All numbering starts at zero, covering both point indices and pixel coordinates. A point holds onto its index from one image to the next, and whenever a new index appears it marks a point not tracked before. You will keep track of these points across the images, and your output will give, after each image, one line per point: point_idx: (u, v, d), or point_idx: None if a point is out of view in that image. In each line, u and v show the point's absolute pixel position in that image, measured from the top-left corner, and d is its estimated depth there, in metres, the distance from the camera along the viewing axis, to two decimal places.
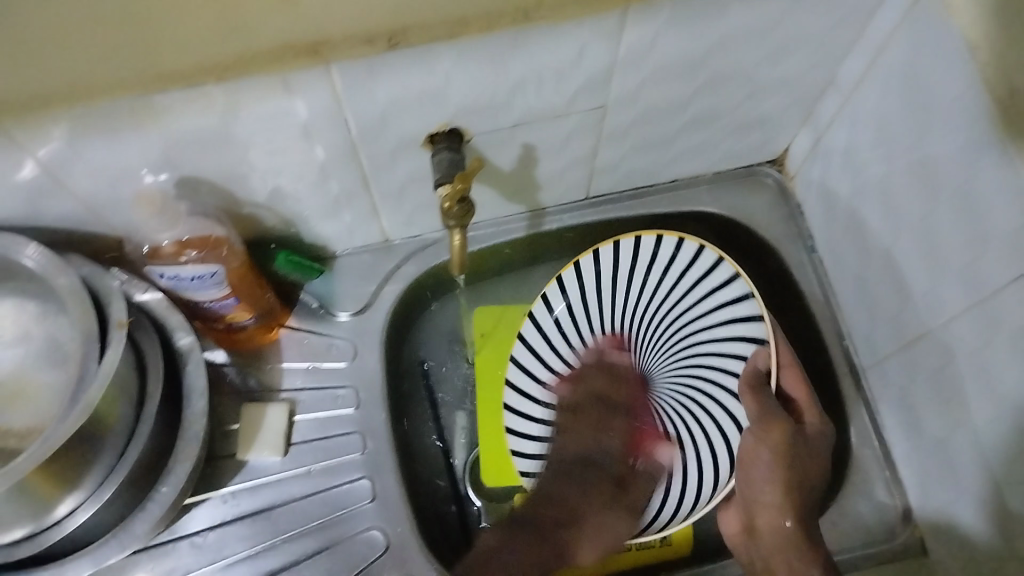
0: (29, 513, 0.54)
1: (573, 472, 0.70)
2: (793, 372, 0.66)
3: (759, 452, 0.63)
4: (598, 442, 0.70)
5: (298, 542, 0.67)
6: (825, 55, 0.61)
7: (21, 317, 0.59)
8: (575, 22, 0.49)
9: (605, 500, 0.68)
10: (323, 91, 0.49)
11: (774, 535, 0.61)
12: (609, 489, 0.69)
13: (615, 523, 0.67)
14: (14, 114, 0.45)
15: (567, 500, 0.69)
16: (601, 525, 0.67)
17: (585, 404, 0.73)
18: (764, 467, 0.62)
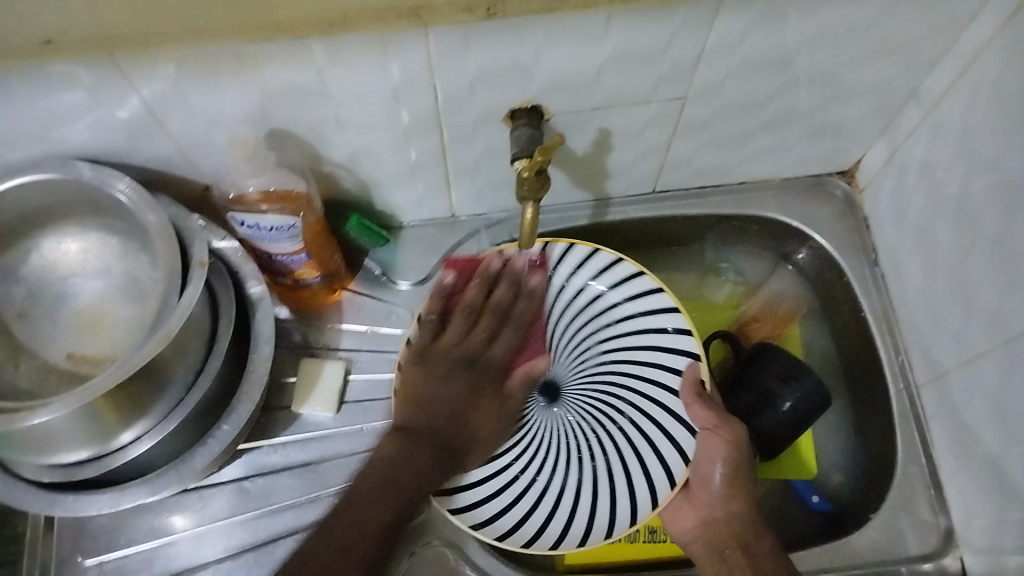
0: (96, 438, 0.56)
1: (449, 364, 0.67)
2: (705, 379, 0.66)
3: (715, 454, 0.63)
4: (483, 335, 0.69)
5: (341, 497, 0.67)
6: (910, 67, 0.62)
7: (104, 251, 0.61)
8: (670, 7, 0.50)
9: (487, 407, 0.68)
10: (419, 55, 0.51)
11: (729, 523, 0.64)
12: (493, 399, 0.69)
13: (489, 425, 0.67)
14: (129, 48, 0.47)
15: (444, 406, 0.66)
16: (480, 428, 0.67)
17: (462, 304, 0.69)
18: (717, 468, 0.63)
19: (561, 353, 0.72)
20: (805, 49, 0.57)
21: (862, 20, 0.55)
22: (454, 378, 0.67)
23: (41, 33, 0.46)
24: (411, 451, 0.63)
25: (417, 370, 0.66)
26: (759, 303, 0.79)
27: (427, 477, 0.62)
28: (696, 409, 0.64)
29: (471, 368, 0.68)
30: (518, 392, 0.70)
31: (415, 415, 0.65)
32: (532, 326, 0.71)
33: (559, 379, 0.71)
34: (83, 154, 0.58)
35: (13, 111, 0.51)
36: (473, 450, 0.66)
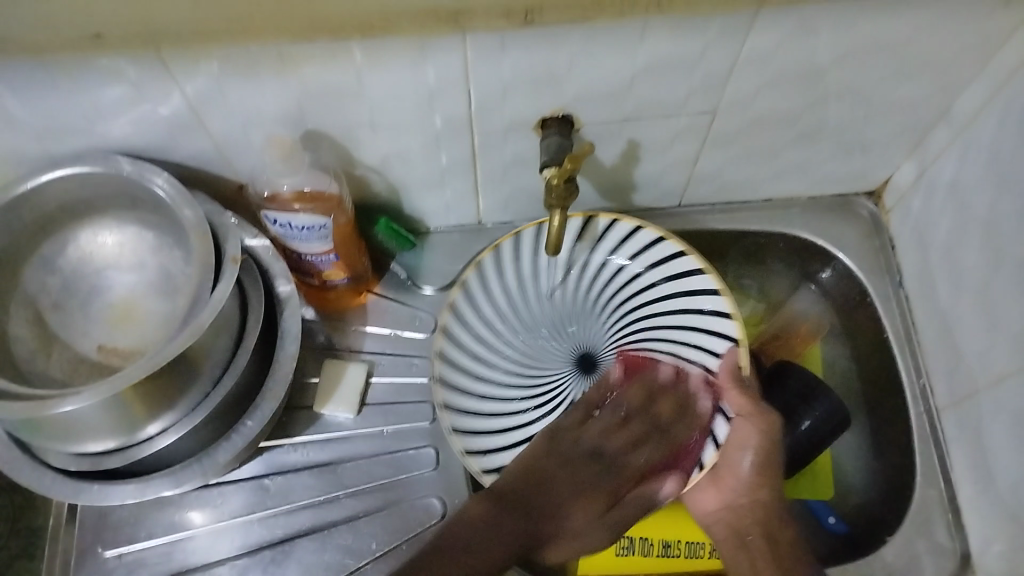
0: (123, 428, 0.57)
1: (575, 455, 0.66)
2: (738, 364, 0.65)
3: (747, 440, 0.64)
4: (610, 441, 0.66)
5: (358, 498, 0.68)
6: (940, 87, 0.62)
7: (139, 246, 0.62)
8: (705, 19, 0.51)
9: (588, 507, 0.65)
10: (456, 60, 0.52)
11: (752, 511, 0.65)
12: (601, 503, 0.65)
13: (591, 533, 0.64)
14: (175, 44, 0.48)
15: (559, 491, 0.65)
16: (578, 531, 0.65)
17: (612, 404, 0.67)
18: (747, 453, 0.64)
19: (597, 326, 0.72)
20: (837, 66, 0.57)
21: (895, 37, 0.55)
22: (568, 472, 0.65)
23: (90, 27, 0.47)
24: (500, 518, 0.63)
25: (546, 443, 0.66)
26: (779, 322, 0.80)
27: (484, 565, 0.61)
28: (733, 394, 0.64)
29: (600, 463, 0.66)
30: (631, 510, 0.64)
31: (519, 480, 0.64)
32: (691, 446, 0.64)
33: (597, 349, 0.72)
34: (123, 148, 0.59)
35: (59, 103, 0.52)
36: (564, 543, 0.65)
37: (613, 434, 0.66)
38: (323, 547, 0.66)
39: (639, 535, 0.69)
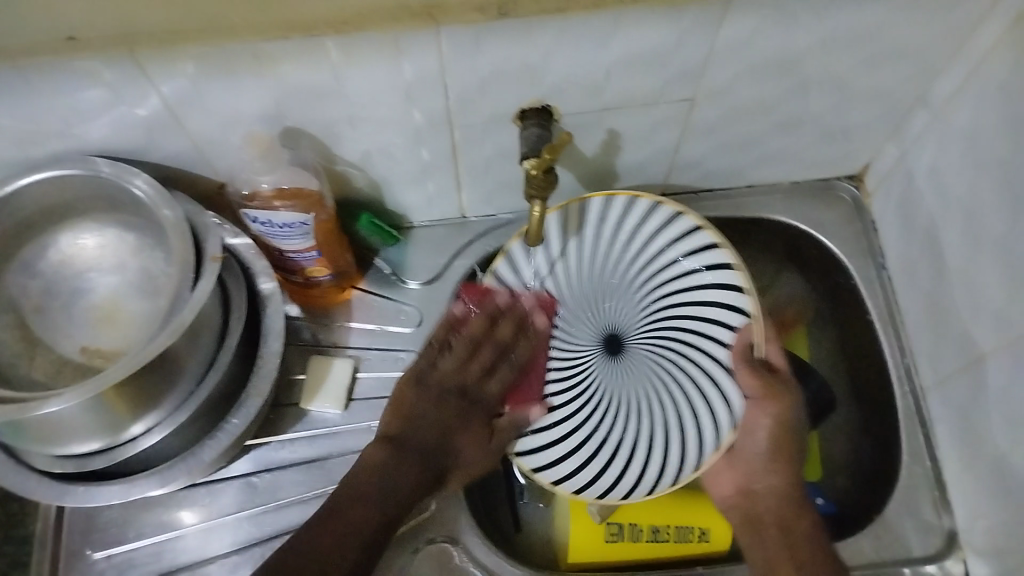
0: (107, 430, 0.57)
1: (440, 386, 0.64)
2: (778, 348, 0.67)
3: (760, 420, 0.65)
4: (488, 377, 0.66)
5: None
6: (916, 72, 0.62)
7: (119, 247, 0.62)
8: (680, 7, 0.51)
9: (477, 439, 0.65)
10: (432, 56, 0.52)
11: (767, 499, 0.64)
12: (480, 432, 0.66)
13: (478, 462, 0.65)
14: (149, 45, 0.48)
15: (428, 424, 0.63)
16: (470, 466, 0.65)
17: (471, 335, 0.67)
18: (759, 436, 0.65)
19: (629, 310, 0.73)
20: (813, 53, 0.58)
21: (870, 23, 0.55)
22: (431, 412, 0.64)
23: (65, 29, 0.48)
24: (386, 479, 0.64)
25: (412, 389, 0.64)
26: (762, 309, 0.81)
27: (367, 532, 0.59)
28: (743, 375, 0.65)
29: (463, 400, 0.65)
30: (502, 437, 0.66)
31: (403, 423, 0.63)
32: (533, 363, 0.70)
33: (624, 332, 0.73)
34: (101, 150, 0.59)
35: (34, 107, 0.52)
36: (457, 478, 0.65)
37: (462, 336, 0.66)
38: None
39: (628, 520, 0.69)
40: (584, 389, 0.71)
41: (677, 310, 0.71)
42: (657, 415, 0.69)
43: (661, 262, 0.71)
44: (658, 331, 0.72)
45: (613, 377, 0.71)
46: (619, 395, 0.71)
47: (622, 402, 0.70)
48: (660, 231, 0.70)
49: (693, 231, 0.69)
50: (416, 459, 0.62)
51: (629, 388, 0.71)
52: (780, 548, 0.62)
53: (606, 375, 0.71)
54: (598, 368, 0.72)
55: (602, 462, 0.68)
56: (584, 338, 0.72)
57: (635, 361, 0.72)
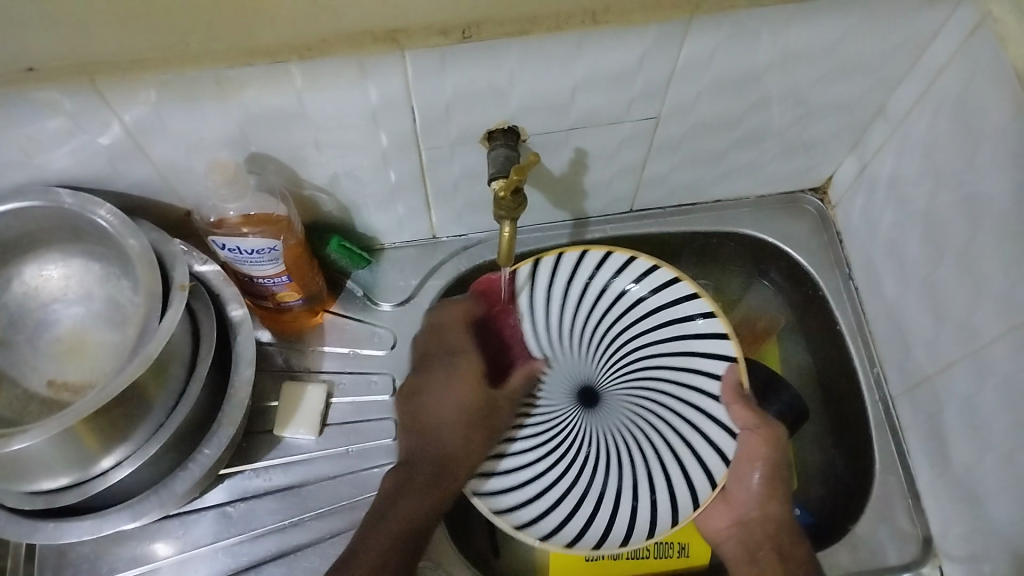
0: (77, 465, 0.56)
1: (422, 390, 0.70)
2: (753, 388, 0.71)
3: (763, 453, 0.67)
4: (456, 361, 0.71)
5: (321, 522, 0.67)
6: (875, 85, 0.63)
7: (85, 277, 0.61)
8: (641, 27, 0.51)
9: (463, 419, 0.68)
10: (397, 79, 0.52)
11: (763, 525, 0.66)
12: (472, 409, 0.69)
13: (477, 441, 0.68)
14: (111, 75, 0.48)
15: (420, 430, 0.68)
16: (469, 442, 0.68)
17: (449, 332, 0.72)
18: (756, 469, 0.67)
19: (597, 365, 0.74)
20: (774, 67, 0.58)
21: (828, 39, 0.56)
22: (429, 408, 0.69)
23: (21, 60, 0.47)
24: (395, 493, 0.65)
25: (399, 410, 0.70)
26: (737, 319, 0.80)
27: (421, 506, 0.65)
28: (736, 410, 0.68)
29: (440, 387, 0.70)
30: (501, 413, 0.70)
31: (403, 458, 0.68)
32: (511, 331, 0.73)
33: (597, 383, 0.73)
34: (64, 180, 0.58)
35: None
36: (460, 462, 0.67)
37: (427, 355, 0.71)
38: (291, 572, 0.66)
39: None
40: (559, 439, 0.70)
41: (648, 358, 0.72)
42: (638, 460, 0.69)
43: (631, 315, 0.73)
44: (631, 381, 0.73)
45: (593, 425, 0.71)
46: (596, 440, 0.70)
47: (600, 450, 0.70)
48: (628, 276, 0.72)
49: (671, 283, 0.71)
50: (443, 444, 0.67)
51: (611, 437, 0.70)
52: (777, 568, 0.64)
53: (585, 423, 0.71)
54: (574, 417, 0.71)
55: (589, 507, 0.68)
56: (564, 382, 0.73)
57: (610, 416, 0.71)
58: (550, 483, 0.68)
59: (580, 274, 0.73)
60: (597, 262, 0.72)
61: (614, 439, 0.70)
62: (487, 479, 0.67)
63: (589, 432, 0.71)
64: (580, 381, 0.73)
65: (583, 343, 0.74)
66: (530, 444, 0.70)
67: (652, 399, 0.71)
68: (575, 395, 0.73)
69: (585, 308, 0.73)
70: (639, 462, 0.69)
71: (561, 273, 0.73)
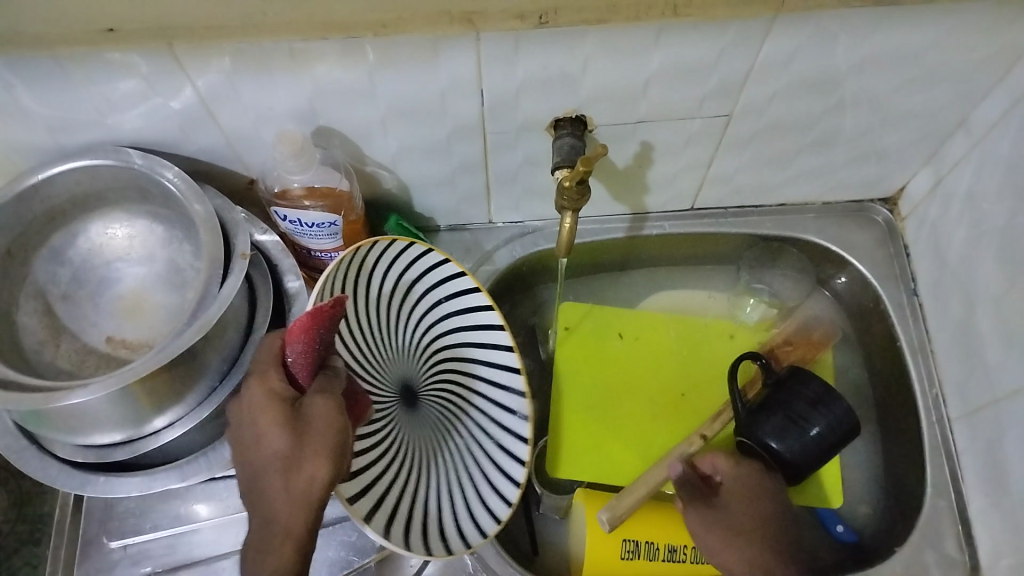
0: (130, 422, 0.57)
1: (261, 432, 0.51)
2: (721, 460, 0.67)
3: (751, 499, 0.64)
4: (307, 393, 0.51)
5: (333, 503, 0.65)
6: (961, 96, 0.61)
7: (149, 238, 0.62)
8: (721, 23, 0.50)
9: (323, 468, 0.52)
10: (469, 60, 0.51)
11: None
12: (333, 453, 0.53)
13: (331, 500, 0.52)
14: (189, 40, 0.48)
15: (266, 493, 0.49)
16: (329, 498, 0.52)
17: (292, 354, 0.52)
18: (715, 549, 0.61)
19: (417, 360, 0.68)
20: (856, 72, 0.57)
21: (915, 46, 0.54)
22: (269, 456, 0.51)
23: (103, 22, 0.48)
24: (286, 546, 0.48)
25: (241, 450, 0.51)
26: (795, 323, 0.79)
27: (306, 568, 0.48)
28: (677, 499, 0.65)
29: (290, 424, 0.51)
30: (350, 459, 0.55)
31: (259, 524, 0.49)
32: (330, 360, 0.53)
33: (413, 379, 0.67)
34: (135, 142, 0.59)
35: (69, 94, 0.52)
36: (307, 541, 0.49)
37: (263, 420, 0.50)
38: (327, 544, 0.66)
39: (645, 538, 0.67)
40: (387, 448, 0.63)
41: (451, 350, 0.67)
42: (456, 465, 0.65)
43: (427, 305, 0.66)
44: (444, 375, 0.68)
45: (410, 424, 0.66)
46: (415, 443, 0.65)
47: (425, 452, 0.65)
48: (428, 277, 0.64)
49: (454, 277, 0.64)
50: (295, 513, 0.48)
51: (424, 436, 0.66)
52: None
53: (402, 423, 0.65)
54: (395, 417, 0.65)
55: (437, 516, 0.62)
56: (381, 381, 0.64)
57: (428, 413, 0.67)
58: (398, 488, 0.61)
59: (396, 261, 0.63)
60: (394, 259, 0.62)
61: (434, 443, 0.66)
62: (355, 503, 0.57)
63: (405, 434, 0.65)
64: (401, 377, 0.67)
65: (391, 347, 0.65)
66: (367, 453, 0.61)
67: (459, 399, 0.68)
68: (393, 396, 0.65)
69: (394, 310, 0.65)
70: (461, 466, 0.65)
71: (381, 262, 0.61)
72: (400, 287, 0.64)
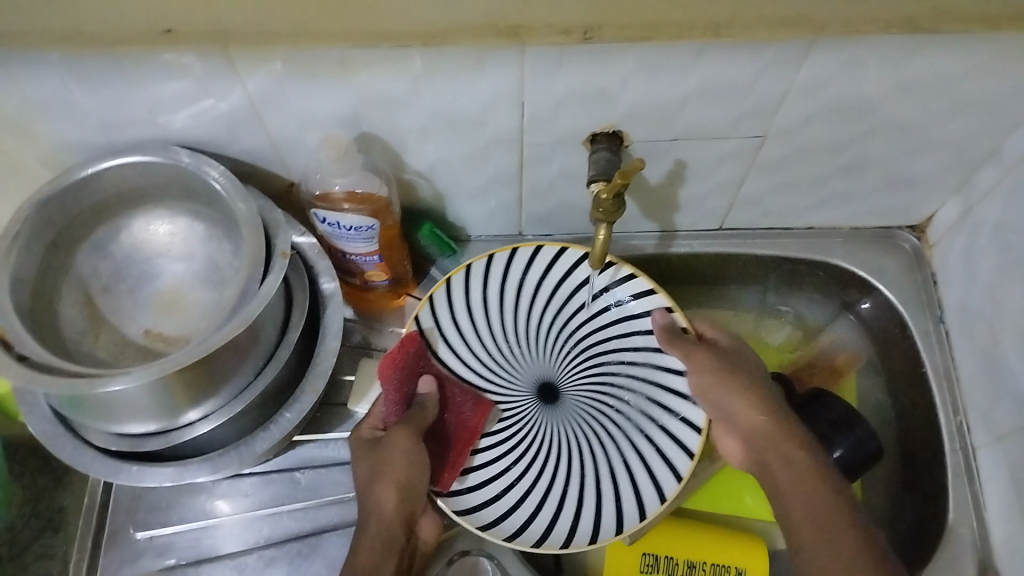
0: (165, 414, 0.58)
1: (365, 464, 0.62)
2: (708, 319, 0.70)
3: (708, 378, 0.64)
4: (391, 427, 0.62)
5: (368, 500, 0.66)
6: (994, 126, 0.62)
7: (190, 236, 0.63)
8: (760, 46, 0.51)
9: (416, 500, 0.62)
10: (512, 72, 0.53)
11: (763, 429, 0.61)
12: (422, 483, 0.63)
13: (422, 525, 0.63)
14: (244, 43, 0.50)
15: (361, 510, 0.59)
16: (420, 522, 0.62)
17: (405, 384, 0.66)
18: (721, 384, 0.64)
19: (563, 361, 0.72)
20: (890, 98, 0.57)
21: (951, 74, 0.55)
22: None
23: (164, 24, 0.50)
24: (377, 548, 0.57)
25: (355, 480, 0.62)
26: (816, 349, 0.81)
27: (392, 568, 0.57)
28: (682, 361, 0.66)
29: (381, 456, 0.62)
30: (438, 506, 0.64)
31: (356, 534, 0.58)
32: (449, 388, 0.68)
33: (556, 380, 0.72)
34: (183, 142, 0.61)
35: (125, 94, 0.54)
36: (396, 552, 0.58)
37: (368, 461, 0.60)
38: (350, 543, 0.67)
39: (662, 553, 0.68)
40: (516, 447, 0.68)
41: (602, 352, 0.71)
42: (586, 464, 0.67)
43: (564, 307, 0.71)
44: (589, 380, 0.71)
45: (549, 420, 0.70)
46: (555, 441, 0.69)
47: (554, 447, 0.68)
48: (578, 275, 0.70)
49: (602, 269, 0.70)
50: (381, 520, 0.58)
51: (569, 433, 0.69)
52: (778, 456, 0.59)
53: (540, 422, 0.70)
54: (528, 414, 0.70)
55: (548, 512, 0.65)
56: (519, 379, 0.71)
57: (568, 414, 0.70)
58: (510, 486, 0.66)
59: (515, 268, 0.71)
60: (529, 259, 0.70)
61: (563, 439, 0.69)
62: (479, 510, 0.64)
63: (544, 433, 0.69)
64: (540, 376, 0.72)
65: (536, 348, 0.72)
66: (497, 452, 0.67)
67: (607, 398, 0.70)
68: (530, 394, 0.71)
69: (532, 308, 0.72)
70: (601, 460, 0.67)
71: (497, 277, 0.71)
72: (547, 287, 0.71)
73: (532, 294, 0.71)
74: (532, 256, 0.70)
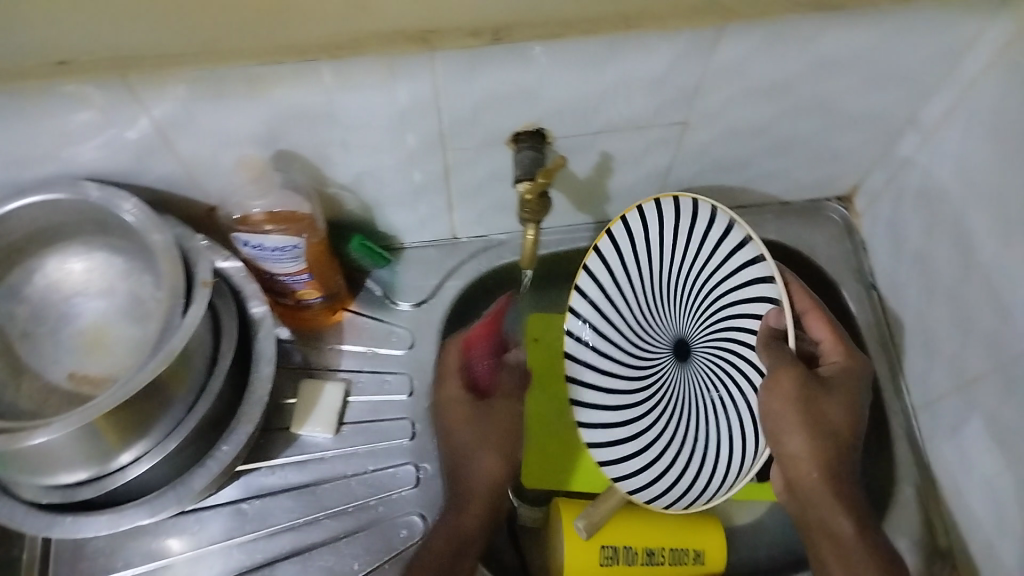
0: (96, 459, 0.56)
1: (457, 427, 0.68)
2: (817, 316, 0.66)
3: (787, 409, 0.58)
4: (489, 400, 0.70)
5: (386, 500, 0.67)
6: (908, 95, 0.62)
7: (108, 271, 0.61)
8: (672, 35, 0.51)
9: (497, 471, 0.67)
10: (427, 80, 0.52)
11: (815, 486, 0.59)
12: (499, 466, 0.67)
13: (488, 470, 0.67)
14: (141, 71, 0.48)
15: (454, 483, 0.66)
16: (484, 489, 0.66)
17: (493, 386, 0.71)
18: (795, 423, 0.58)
19: (693, 317, 0.70)
20: (806, 77, 0.58)
21: (861, 49, 0.56)
22: (459, 435, 0.68)
23: (57, 55, 0.48)
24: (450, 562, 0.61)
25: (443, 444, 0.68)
26: None
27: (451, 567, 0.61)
28: (765, 352, 0.60)
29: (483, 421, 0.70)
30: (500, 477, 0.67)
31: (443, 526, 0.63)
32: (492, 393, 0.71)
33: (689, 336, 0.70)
34: (91, 175, 0.58)
35: (23, 130, 0.51)
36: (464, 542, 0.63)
37: (469, 435, 0.68)
38: (305, 570, 0.66)
39: (622, 543, 0.67)
40: (659, 405, 0.71)
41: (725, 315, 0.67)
42: (711, 430, 0.68)
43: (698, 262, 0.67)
44: (714, 337, 0.68)
45: (684, 378, 0.70)
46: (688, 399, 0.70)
47: (694, 404, 0.69)
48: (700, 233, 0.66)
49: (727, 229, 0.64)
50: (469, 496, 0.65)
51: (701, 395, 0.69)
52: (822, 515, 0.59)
53: (679, 381, 0.70)
54: (670, 375, 0.71)
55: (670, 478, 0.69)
56: (657, 341, 0.71)
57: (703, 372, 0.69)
58: (644, 448, 0.70)
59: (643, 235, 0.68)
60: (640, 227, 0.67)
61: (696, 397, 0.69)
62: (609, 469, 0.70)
63: (686, 390, 0.70)
64: (675, 332, 0.71)
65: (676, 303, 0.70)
66: (636, 415, 0.71)
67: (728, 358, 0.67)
68: (668, 352, 0.71)
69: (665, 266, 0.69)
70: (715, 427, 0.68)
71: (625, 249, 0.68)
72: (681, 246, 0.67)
73: (659, 253, 0.68)
74: (652, 218, 0.67)
